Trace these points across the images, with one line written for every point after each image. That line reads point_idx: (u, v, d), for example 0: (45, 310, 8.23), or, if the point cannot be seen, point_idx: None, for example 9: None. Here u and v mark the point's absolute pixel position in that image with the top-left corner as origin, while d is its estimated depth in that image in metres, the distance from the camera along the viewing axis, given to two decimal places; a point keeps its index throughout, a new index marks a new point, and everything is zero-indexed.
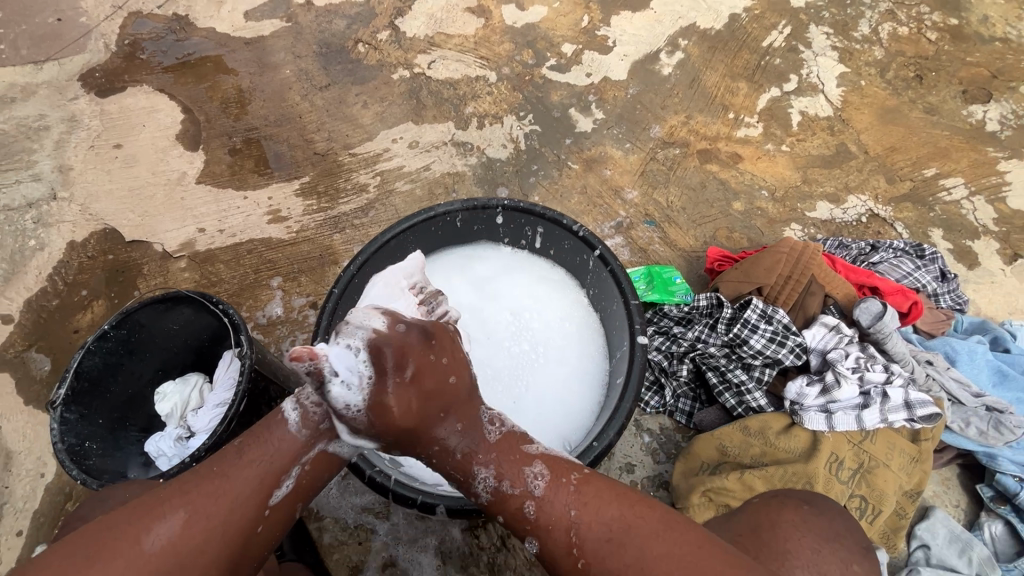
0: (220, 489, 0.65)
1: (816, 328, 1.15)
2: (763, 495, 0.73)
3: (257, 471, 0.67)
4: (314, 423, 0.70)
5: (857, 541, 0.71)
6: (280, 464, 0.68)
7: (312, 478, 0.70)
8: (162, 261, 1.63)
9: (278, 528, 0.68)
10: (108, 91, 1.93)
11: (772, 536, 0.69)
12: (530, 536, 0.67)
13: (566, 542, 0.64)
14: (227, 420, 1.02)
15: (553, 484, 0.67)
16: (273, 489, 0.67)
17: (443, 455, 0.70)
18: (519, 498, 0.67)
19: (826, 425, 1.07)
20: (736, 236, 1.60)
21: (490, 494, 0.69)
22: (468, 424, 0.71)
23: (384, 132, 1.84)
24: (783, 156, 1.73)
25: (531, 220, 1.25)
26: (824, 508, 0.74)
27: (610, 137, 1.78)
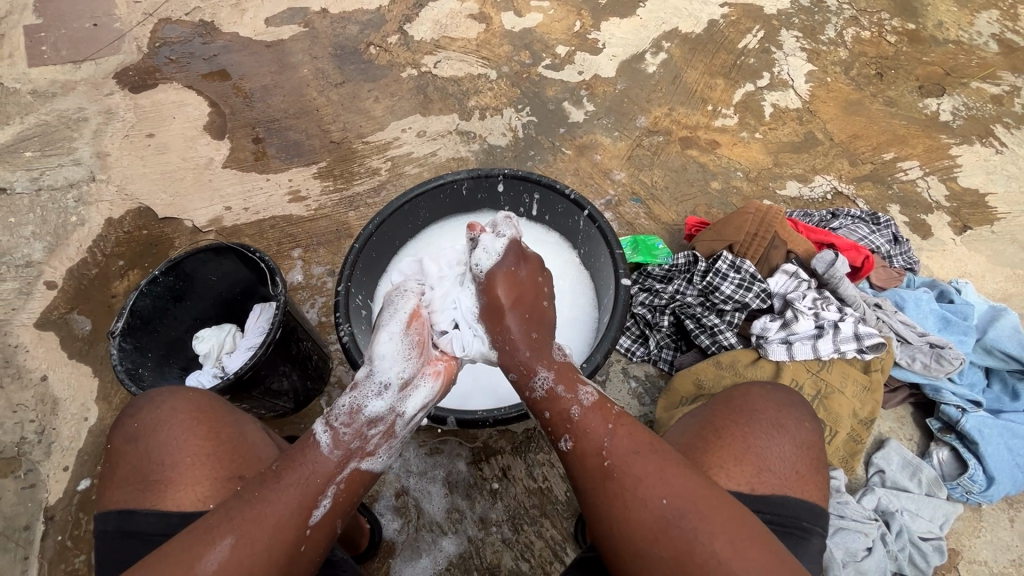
0: (262, 514, 0.74)
1: (778, 276, 1.35)
2: (736, 383, 0.94)
3: (296, 496, 0.77)
4: (345, 444, 0.82)
5: (804, 407, 0.92)
6: (316, 487, 0.78)
7: (346, 496, 0.81)
8: (192, 235, 1.79)
9: (320, 540, 0.78)
10: (141, 87, 2.11)
11: (743, 402, 0.90)
12: (567, 434, 0.82)
13: (599, 443, 0.79)
14: (266, 344, 1.17)
15: (600, 404, 0.83)
16: (312, 510, 0.77)
17: (511, 348, 0.90)
18: (568, 402, 0.84)
19: (787, 355, 1.24)
20: (714, 212, 1.77)
21: (545, 394, 0.86)
22: (539, 344, 0.90)
23: (395, 123, 2.01)
24: (757, 143, 1.91)
25: (528, 187, 1.41)
26: (780, 388, 0.94)
27: (600, 127, 1.96)
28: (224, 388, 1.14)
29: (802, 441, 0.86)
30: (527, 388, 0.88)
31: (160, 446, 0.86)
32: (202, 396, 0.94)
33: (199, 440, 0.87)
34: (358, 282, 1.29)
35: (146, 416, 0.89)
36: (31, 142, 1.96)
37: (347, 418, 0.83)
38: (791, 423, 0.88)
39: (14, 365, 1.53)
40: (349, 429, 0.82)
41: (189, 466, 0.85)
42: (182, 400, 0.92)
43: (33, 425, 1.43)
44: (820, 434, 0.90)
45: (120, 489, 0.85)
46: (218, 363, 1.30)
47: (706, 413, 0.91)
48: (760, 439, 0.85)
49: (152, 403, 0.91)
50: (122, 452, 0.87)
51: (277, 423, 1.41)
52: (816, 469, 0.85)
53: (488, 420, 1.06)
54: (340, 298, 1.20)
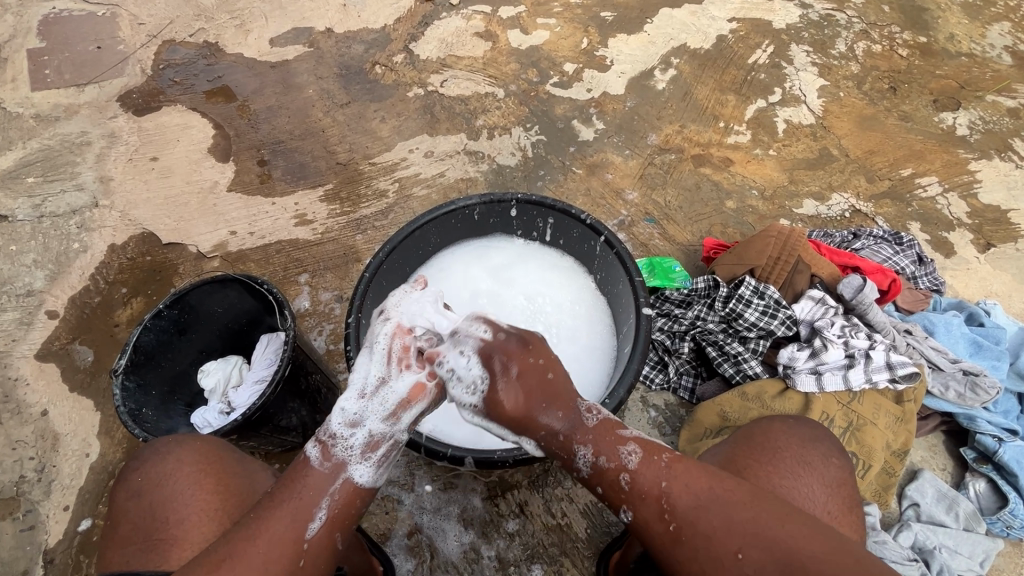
0: (260, 532, 0.72)
1: (804, 301, 1.31)
2: (759, 416, 0.89)
3: (291, 512, 0.74)
4: (336, 456, 0.79)
5: (835, 441, 0.86)
6: (309, 500, 0.76)
7: (343, 507, 0.78)
8: (196, 261, 1.75)
9: (322, 554, 0.75)
10: (145, 110, 2.08)
11: (766, 438, 0.85)
12: (624, 506, 0.74)
13: (659, 509, 0.71)
14: (274, 381, 1.12)
15: (648, 458, 0.74)
16: (308, 524, 0.74)
17: (548, 439, 0.80)
18: (615, 471, 0.75)
19: (817, 385, 1.19)
20: (730, 232, 1.73)
21: (591, 470, 0.77)
22: (571, 415, 0.80)
23: (402, 143, 1.98)
24: (771, 160, 1.87)
25: (542, 211, 1.38)
26: (805, 421, 0.88)
27: (611, 145, 1.93)
28: (232, 428, 1.09)
29: (833, 479, 0.81)
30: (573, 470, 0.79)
31: (165, 501, 0.82)
32: (209, 444, 0.90)
33: (207, 493, 0.83)
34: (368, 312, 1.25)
35: (151, 470, 0.85)
36: (33, 167, 1.93)
37: (335, 432, 0.81)
38: (817, 459, 0.82)
39: (14, 399, 1.48)
40: (337, 444, 0.80)
41: (195, 521, 0.81)
42: (189, 450, 0.87)
43: (32, 463, 1.39)
44: (852, 468, 0.85)
45: (122, 550, 0.80)
46: (223, 398, 1.25)
47: (725, 449, 0.87)
48: (786, 479, 0.80)
49: (156, 455, 0.87)
50: (124, 509, 0.83)
51: (284, 458, 1.36)
52: (851, 509, 0.80)
53: (507, 462, 1.00)
54: (351, 330, 1.16)
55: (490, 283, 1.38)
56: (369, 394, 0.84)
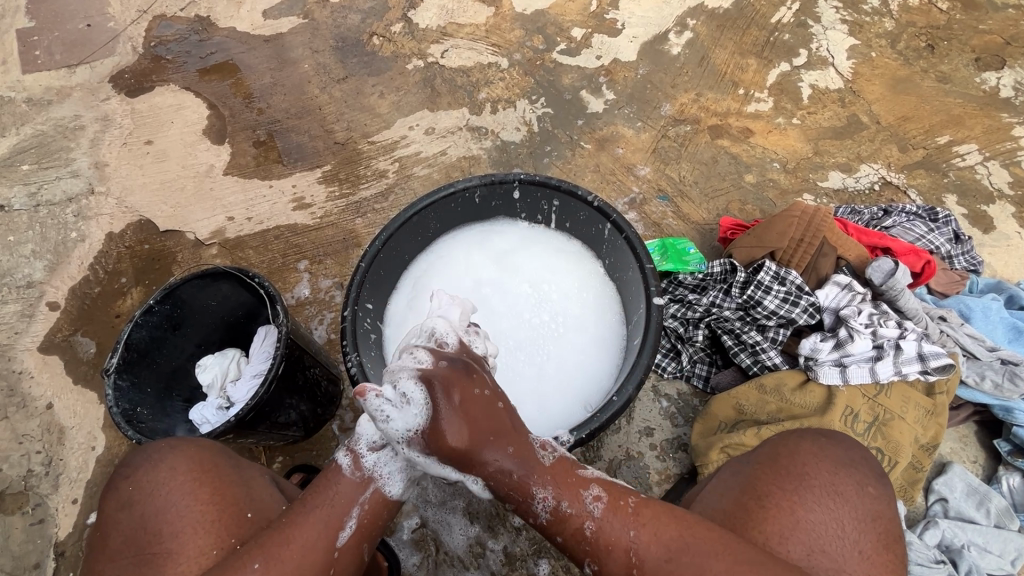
0: (289, 538, 0.70)
1: (829, 287, 1.21)
2: (781, 432, 0.84)
3: (320, 520, 0.72)
4: (366, 468, 0.75)
5: (873, 467, 0.80)
6: (341, 507, 0.73)
7: (371, 518, 0.75)
8: (195, 249, 1.71)
9: (350, 562, 0.73)
10: (138, 90, 2.01)
11: (791, 462, 0.79)
12: (588, 559, 0.70)
13: (627, 558, 0.67)
14: (267, 382, 1.09)
15: (612, 506, 0.70)
16: (338, 532, 0.72)
17: (496, 478, 0.70)
18: (578, 520, 0.70)
19: (841, 378, 1.11)
20: (749, 209, 1.63)
21: (550, 516, 0.70)
22: (524, 456, 0.71)
23: (401, 120, 1.89)
24: (794, 129, 1.75)
25: (547, 193, 1.30)
26: (840, 439, 0.83)
27: (622, 117, 1.81)
28: (226, 430, 1.06)
29: (867, 512, 0.75)
30: (530, 515, 0.72)
31: (158, 513, 0.78)
32: (203, 451, 0.85)
33: (202, 503, 0.78)
34: (366, 304, 1.20)
35: (142, 479, 0.81)
36: (28, 154, 1.89)
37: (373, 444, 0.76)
38: (851, 489, 0.77)
39: (19, 393, 1.48)
40: (370, 455, 0.75)
41: (189, 533, 0.76)
42: (183, 458, 0.83)
43: (40, 457, 1.39)
44: (891, 496, 0.79)
45: (112, 563, 0.77)
46: (222, 393, 1.23)
47: (746, 470, 0.81)
48: (812, 511, 0.74)
49: (147, 463, 0.82)
50: (113, 522, 0.80)
51: (288, 451, 1.34)
52: (888, 545, 0.74)
53: None
54: (346, 323, 1.11)
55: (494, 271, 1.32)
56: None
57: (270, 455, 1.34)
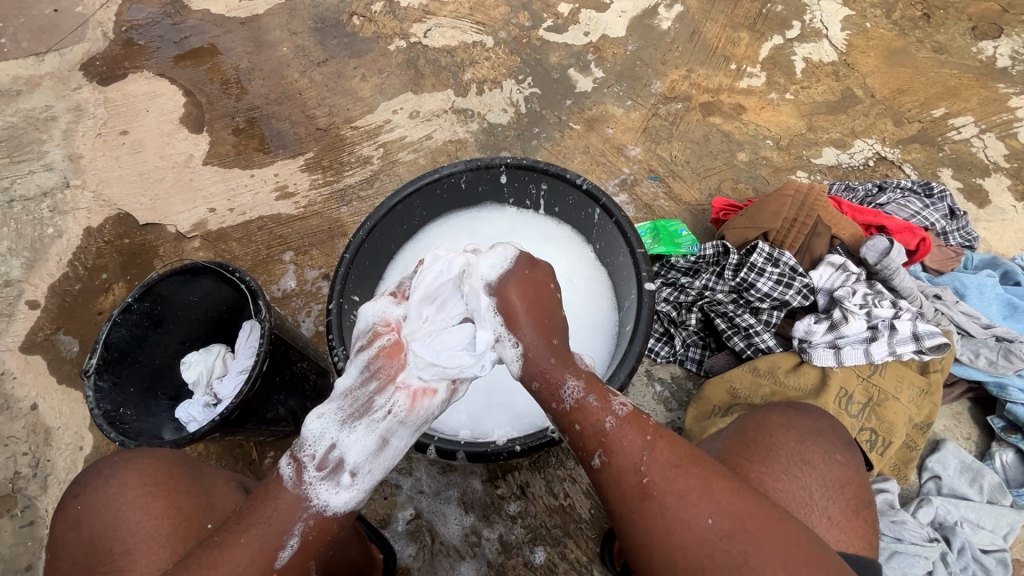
0: (220, 561, 0.66)
1: (822, 268, 1.19)
2: (752, 409, 0.83)
3: (256, 539, 0.67)
4: (307, 480, 0.70)
5: (836, 437, 0.80)
6: (280, 525, 0.68)
7: (317, 534, 0.70)
8: (176, 242, 1.67)
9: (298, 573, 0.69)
10: (110, 78, 1.94)
11: (759, 435, 0.79)
12: (599, 450, 0.72)
13: (638, 459, 0.70)
14: (252, 379, 1.05)
15: (635, 417, 0.73)
16: (277, 552, 0.67)
17: (534, 367, 0.77)
18: (601, 413, 0.73)
19: (834, 360, 1.10)
20: (742, 187, 1.60)
21: (573, 404, 0.74)
22: (563, 357, 0.78)
23: (384, 103, 1.83)
24: (787, 105, 1.71)
25: (534, 176, 1.26)
26: (807, 410, 0.83)
27: (611, 96, 1.76)
28: (211, 429, 1.02)
29: (833, 480, 0.75)
30: (554, 401, 0.76)
31: (111, 530, 0.77)
32: (158, 462, 0.83)
33: (156, 518, 0.77)
34: (353, 296, 1.17)
35: (93, 496, 0.79)
36: None
37: (315, 453, 0.73)
38: (818, 458, 0.76)
39: (2, 394, 1.45)
40: (316, 472, 0.71)
41: (142, 551, 0.75)
42: (135, 473, 0.81)
43: (26, 459, 1.37)
44: (855, 463, 0.79)
45: None
46: (209, 391, 1.21)
47: (721, 446, 0.81)
48: (781, 481, 0.74)
49: (98, 478, 0.81)
50: (65, 541, 0.79)
51: (279, 445, 1.33)
52: (857, 511, 0.74)
53: (504, 454, 0.97)
54: (332, 316, 1.08)
55: None
56: (360, 410, 0.76)
57: (260, 450, 1.33)
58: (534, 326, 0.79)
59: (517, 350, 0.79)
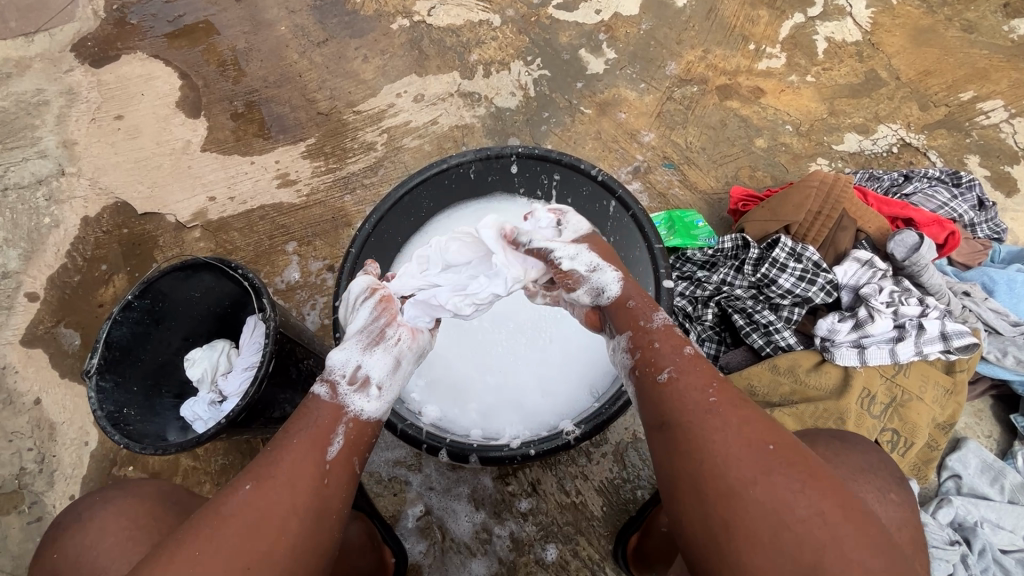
0: (274, 462, 0.70)
1: (848, 264, 1.14)
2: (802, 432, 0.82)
3: (308, 440, 0.72)
4: (342, 393, 0.78)
5: (889, 475, 0.78)
6: (325, 426, 0.74)
7: (356, 433, 0.76)
8: (176, 232, 1.63)
9: (342, 479, 0.72)
10: (103, 60, 1.87)
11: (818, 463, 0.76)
12: (669, 366, 0.73)
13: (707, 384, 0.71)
14: (259, 380, 1.01)
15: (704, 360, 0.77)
16: (328, 447, 0.73)
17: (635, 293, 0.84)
18: (680, 340, 0.78)
19: (858, 360, 1.06)
20: (759, 176, 1.54)
21: (659, 325, 0.79)
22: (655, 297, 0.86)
23: (387, 86, 1.76)
24: (808, 88, 1.64)
25: (547, 167, 1.21)
26: (858, 443, 0.81)
27: (624, 78, 1.69)
28: (217, 431, 1.00)
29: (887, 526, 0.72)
30: (642, 318, 0.80)
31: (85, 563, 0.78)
32: (144, 500, 0.84)
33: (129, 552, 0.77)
34: None
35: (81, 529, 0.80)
36: None
37: (344, 372, 0.80)
38: (873, 496, 0.74)
39: (4, 389, 1.43)
40: (349, 386, 0.79)
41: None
42: (110, 509, 0.82)
43: (31, 454, 1.35)
44: (904, 505, 0.76)
45: None
46: (214, 388, 1.18)
47: None
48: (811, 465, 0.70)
49: (81, 515, 0.82)
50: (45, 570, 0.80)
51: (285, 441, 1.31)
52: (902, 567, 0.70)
53: (519, 458, 0.96)
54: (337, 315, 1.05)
55: None
56: (376, 338, 0.85)
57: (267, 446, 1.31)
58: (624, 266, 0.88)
59: (617, 280, 0.83)
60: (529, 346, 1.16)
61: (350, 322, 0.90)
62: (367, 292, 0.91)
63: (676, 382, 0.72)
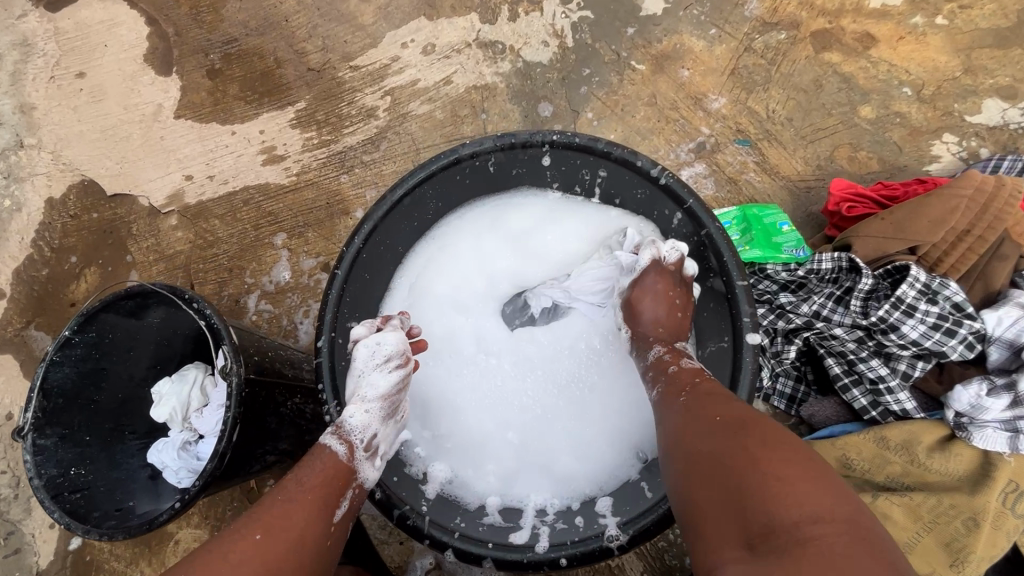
0: (284, 513, 0.64)
1: (1007, 310, 0.85)
2: None
3: (317, 496, 0.67)
4: (361, 455, 0.74)
5: None
6: (337, 478, 0.70)
7: (358, 496, 0.73)
8: (151, 218, 1.40)
9: (340, 540, 0.69)
10: (57, 1, 1.56)
11: None
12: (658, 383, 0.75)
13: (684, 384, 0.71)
14: (219, 455, 0.78)
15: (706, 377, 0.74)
16: (335, 509, 0.68)
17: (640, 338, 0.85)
18: (672, 360, 0.77)
19: (1009, 446, 0.79)
20: (862, 157, 1.20)
21: (654, 358, 0.80)
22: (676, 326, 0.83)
23: (391, 34, 1.43)
24: (937, 34, 1.24)
25: (590, 161, 0.92)
26: None
27: (690, 21, 1.31)
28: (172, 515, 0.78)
29: None
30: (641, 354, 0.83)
31: None
32: None
33: None
34: (351, 324, 0.91)
35: None
36: None
37: (364, 442, 0.75)
38: None
39: None
40: (365, 457, 0.75)
41: None
42: None
43: (8, 476, 1.23)
44: None
45: None
46: (187, 426, 1.00)
47: None
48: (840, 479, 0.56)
49: None
50: None
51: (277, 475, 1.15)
52: None
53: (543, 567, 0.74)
54: (322, 359, 0.85)
55: (517, 266, 1.01)
56: (394, 412, 0.80)
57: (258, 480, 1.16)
58: (656, 316, 0.84)
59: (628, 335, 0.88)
60: (562, 394, 0.92)
61: (360, 381, 0.79)
62: (400, 360, 0.82)
63: (662, 394, 0.73)
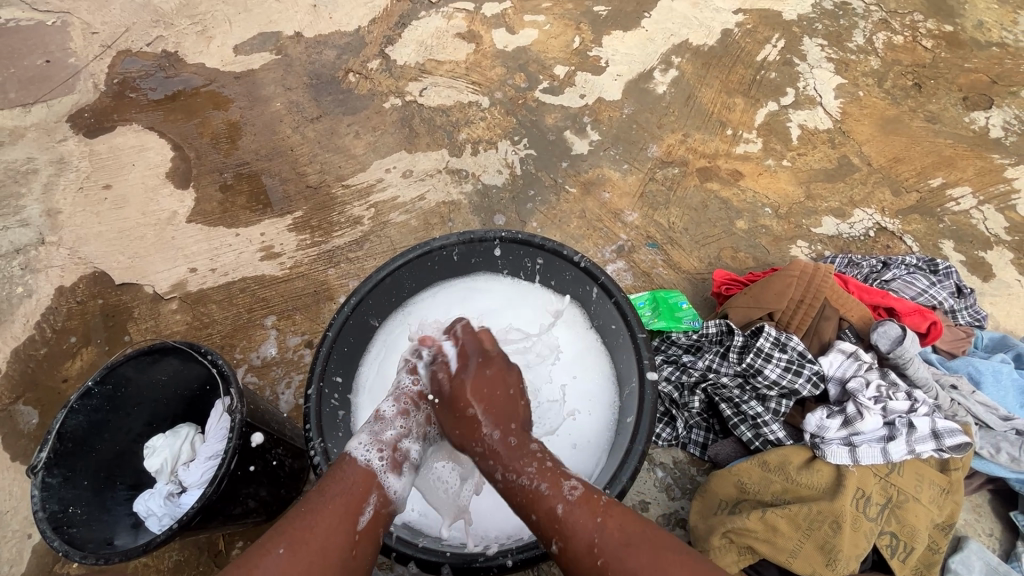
0: (310, 530, 0.73)
1: (833, 355, 1.15)
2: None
3: (340, 507, 0.77)
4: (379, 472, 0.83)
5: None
6: (356, 494, 0.79)
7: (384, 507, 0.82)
8: (153, 303, 1.59)
9: (368, 553, 0.77)
10: (97, 131, 1.89)
11: None
12: (555, 537, 0.74)
13: (588, 541, 0.72)
14: (217, 479, 0.94)
15: (586, 497, 0.76)
16: (358, 516, 0.77)
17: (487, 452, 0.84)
18: (552, 500, 0.76)
19: (850, 459, 1.03)
20: (741, 257, 1.57)
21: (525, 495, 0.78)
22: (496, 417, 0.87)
23: (377, 161, 1.80)
24: (785, 171, 1.70)
25: (530, 251, 1.20)
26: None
27: (608, 159, 1.74)
28: (169, 536, 0.90)
29: None
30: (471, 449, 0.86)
31: None
32: None
33: None
34: (335, 378, 1.08)
35: None
36: None
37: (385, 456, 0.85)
38: None
39: None
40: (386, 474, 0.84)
41: None
42: None
43: None
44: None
45: None
46: (173, 479, 1.09)
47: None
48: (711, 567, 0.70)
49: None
50: None
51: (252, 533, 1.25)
52: None
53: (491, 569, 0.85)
54: (311, 404, 1.00)
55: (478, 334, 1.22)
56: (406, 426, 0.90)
57: (230, 539, 1.24)
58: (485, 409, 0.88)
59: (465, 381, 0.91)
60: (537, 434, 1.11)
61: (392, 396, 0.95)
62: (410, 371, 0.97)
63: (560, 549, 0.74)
